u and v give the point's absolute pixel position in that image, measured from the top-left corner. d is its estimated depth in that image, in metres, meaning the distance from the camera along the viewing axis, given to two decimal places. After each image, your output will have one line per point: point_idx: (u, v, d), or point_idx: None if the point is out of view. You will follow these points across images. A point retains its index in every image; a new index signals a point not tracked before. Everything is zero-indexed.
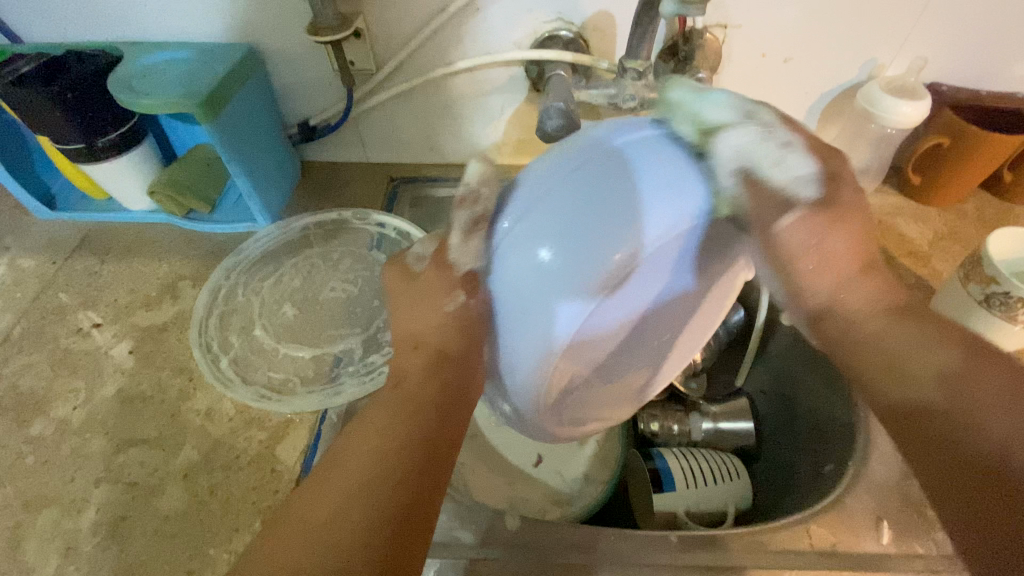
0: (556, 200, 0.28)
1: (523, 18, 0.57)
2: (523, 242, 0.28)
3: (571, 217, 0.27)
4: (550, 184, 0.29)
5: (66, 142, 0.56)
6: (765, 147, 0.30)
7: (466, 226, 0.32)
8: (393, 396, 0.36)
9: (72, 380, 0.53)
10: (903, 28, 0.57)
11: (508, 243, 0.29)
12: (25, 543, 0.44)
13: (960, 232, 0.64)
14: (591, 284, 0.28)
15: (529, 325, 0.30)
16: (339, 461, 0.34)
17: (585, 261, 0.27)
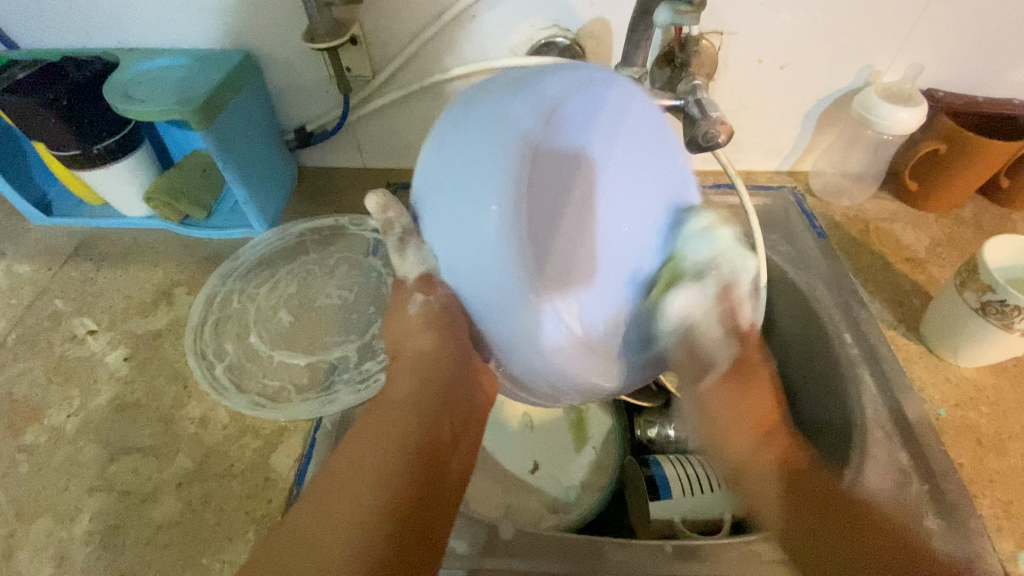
0: (450, 180, 0.31)
1: (518, 25, 0.57)
2: (449, 214, 0.31)
3: (462, 180, 0.30)
4: (434, 177, 0.32)
5: (61, 148, 0.56)
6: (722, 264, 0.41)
7: (395, 248, 0.36)
8: (385, 405, 0.37)
9: (66, 388, 0.53)
10: (899, 35, 0.57)
11: (444, 240, 0.32)
12: (18, 552, 0.44)
13: (957, 238, 0.64)
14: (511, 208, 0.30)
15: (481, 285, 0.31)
16: (357, 459, 0.33)
17: (493, 192, 0.30)
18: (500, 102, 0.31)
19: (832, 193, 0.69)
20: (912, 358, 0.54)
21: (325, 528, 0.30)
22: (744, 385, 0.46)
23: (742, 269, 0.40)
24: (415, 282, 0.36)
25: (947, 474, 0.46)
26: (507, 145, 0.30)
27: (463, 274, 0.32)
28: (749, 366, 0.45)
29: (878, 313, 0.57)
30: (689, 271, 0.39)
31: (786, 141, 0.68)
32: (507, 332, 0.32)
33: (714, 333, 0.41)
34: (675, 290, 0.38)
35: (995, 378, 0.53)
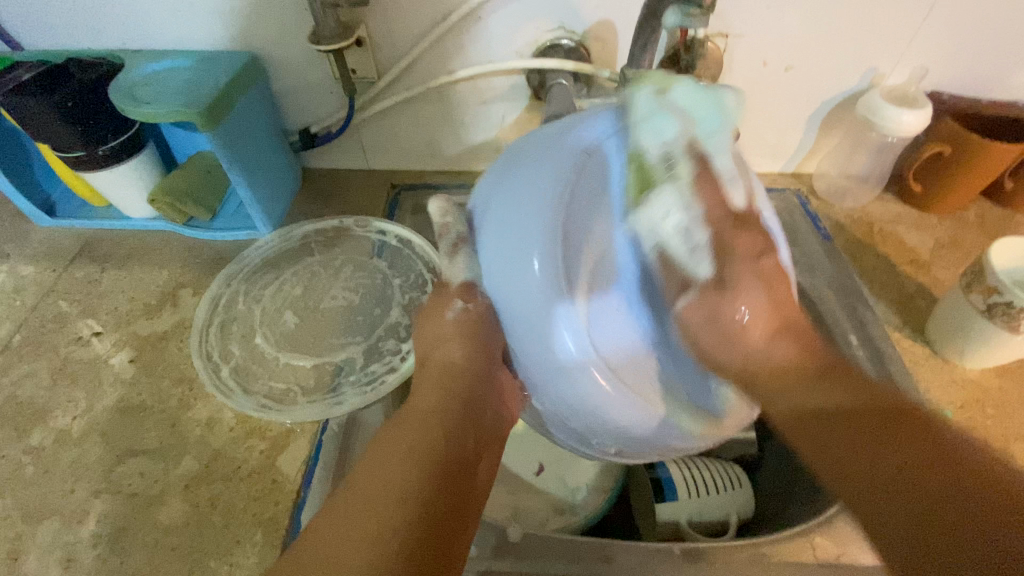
0: (502, 237, 0.37)
1: (524, 27, 0.57)
2: (495, 192, 0.39)
3: (512, 235, 0.36)
4: (490, 230, 0.38)
5: (66, 149, 0.56)
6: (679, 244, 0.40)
7: (449, 252, 0.41)
8: (411, 415, 0.37)
9: (71, 390, 0.53)
10: (904, 37, 0.58)
11: (499, 281, 0.37)
12: (25, 555, 0.44)
13: (961, 240, 0.64)
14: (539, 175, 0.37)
15: (505, 236, 0.37)
16: (390, 462, 0.33)
17: (531, 167, 0.38)
18: (532, 165, 0.38)
19: (836, 196, 0.69)
20: (917, 359, 0.54)
21: (350, 534, 0.30)
22: (721, 287, 0.41)
23: (708, 144, 0.38)
24: (458, 289, 0.41)
25: None
26: (551, 164, 0.38)
27: (513, 314, 0.37)
28: (730, 261, 0.40)
29: (883, 316, 0.58)
30: (657, 167, 0.38)
31: (790, 142, 0.68)
32: (549, 369, 0.36)
33: (701, 234, 0.39)
34: (657, 192, 0.38)
35: (1000, 380, 0.53)
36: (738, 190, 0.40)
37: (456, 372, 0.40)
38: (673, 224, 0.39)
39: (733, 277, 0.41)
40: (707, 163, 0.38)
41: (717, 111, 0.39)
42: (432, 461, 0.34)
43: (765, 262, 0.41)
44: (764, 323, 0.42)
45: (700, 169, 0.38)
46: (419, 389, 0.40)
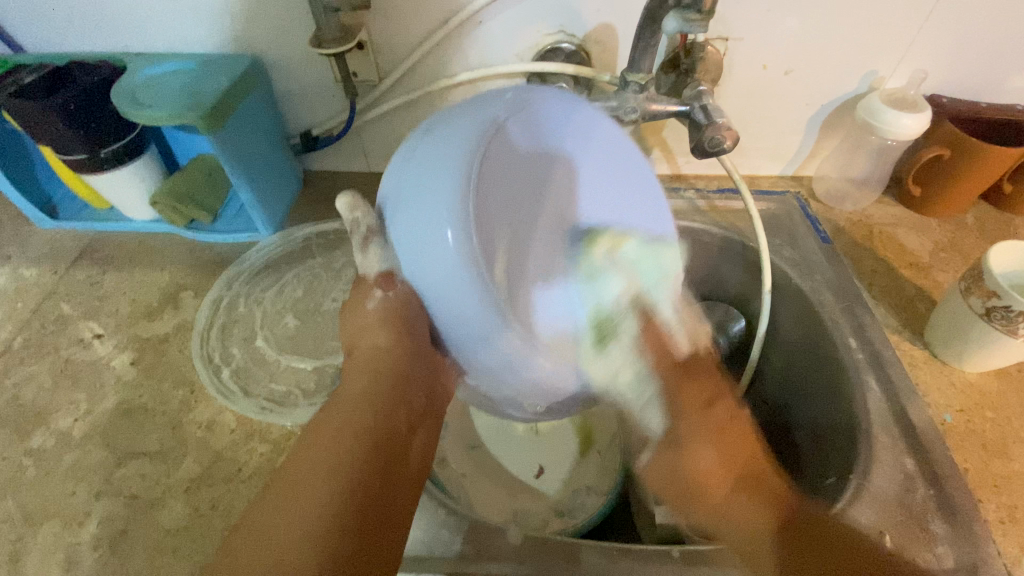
0: (416, 185, 0.32)
1: (524, 31, 0.58)
2: (417, 149, 0.34)
3: (432, 180, 0.31)
4: (407, 176, 0.33)
5: (68, 152, 0.56)
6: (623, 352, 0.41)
7: (361, 246, 0.37)
8: (335, 406, 0.37)
9: (73, 392, 0.53)
10: (903, 41, 0.58)
11: (410, 240, 0.32)
12: (26, 557, 0.44)
13: (960, 243, 0.64)
14: (467, 139, 0.32)
15: (416, 213, 0.32)
16: (307, 464, 0.33)
17: (459, 132, 0.33)
18: (475, 111, 0.34)
19: (836, 199, 0.69)
20: (917, 362, 0.54)
21: (269, 547, 0.30)
22: (675, 448, 0.42)
23: (653, 295, 0.42)
24: (375, 278, 0.37)
25: (952, 479, 0.46)
26: (483, 132, 0.33)
27: (423, 269, 0.32)
28: (683, 420, 0.42)
29: (882, 318, 0.58)
30: (614, 321, 0.40)
31: (789, 145, 0.68)
32: (469, 341, 0.33)
33: (649, 374, 0.42)
34: (611, 343, 0.40)
35: (1000, 383, 0.53)
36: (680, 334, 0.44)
37: (382, 356, 0.38)
38: (626, 367, 0.41)
39: (686, 432, 0.42)
40: (650, 315, 0.42)
41: (658, 270, 0.43)
42: (358, 451, 0.34)
43: (714, 406, 0.43)
44: (716, 454, 0.42)
45: (641, 322, 0.42)
46: (345, 377, 0.39)
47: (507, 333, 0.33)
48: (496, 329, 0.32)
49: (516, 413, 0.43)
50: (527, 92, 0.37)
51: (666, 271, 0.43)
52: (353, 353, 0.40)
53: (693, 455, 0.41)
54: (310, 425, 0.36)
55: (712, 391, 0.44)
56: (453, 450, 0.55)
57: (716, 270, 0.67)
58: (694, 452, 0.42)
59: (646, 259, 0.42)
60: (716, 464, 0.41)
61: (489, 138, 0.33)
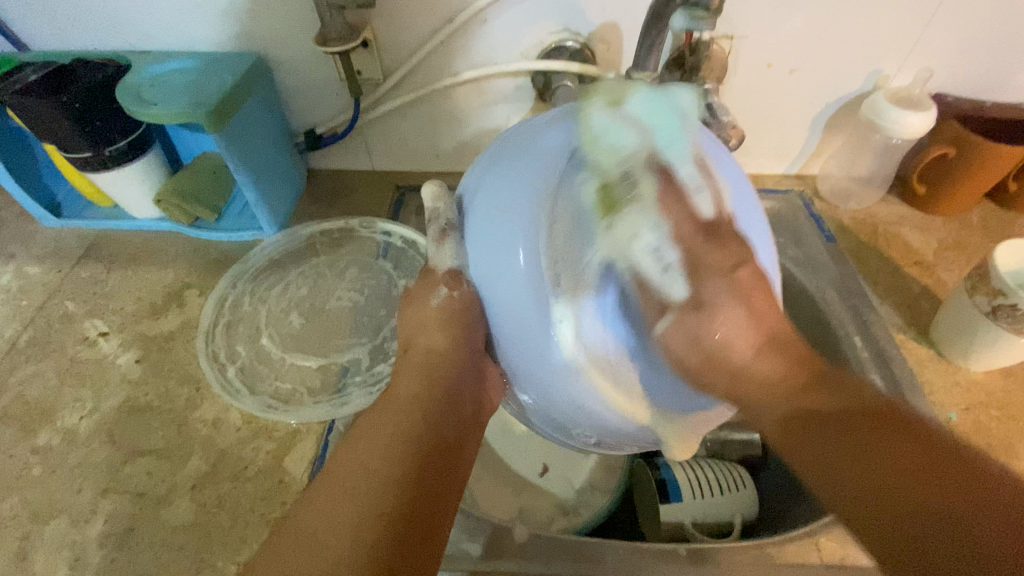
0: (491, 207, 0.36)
1: (529, 29, 0.58)
2: (481, 181, 0.39)
3: (501, 206, 0.35)
4: (481, 203, 0.37)
5: (73, 150, 0.56)
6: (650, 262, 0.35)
7: (436, 239, 0.40)
8: (391, 404, 0.38)
9: (78, 390, 0.53)
10: (909, 40, 0.58)
11: (484, 258, 0.36)
12: (33, 555, 0.44)
13: (965, 242, 0.64)
14: (514, 161, 0.37)
15: (480, 240, 0.37)
16: (360, 455, 0.34)
17: (511, 159, 0.37)
18: (525, 137, 0.38)
19: (840, 197, 0.69)
20: (922, 361, 0.54)
21: (323, 528, 0.31)
22: (699, 309, 0.36)
23: (669, 152, 0.35)
24: (444, 275, 0.40)
25: None
26: (527, 153, 0.37)
27: (494, 283, 0.36)
28: (704, 275, 0.35)
29: (887, 317, 0.58)
30: (621, 194, 0.35)
31: (794, 144, 0.68)
32: (529, 359, 0.35)
33: (671, 249, 0.35)
34: (623, 212, 0.35)
35: (1005, 382, 0.53)
36: (707, 197, 0.35)
37: (437, 359, 0.40)
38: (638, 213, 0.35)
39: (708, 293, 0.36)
40: (668, 173, 0.34)
41: (667, 113, 0.36)
42: (416, 445, 0.35)
43: (746, 268, 0.35)
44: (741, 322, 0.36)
45: (660, 182, 0.34)
46: (399, 378, 0.40)
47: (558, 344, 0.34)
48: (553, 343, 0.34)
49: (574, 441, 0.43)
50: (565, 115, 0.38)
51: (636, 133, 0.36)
52: (409, 350, 0.42)
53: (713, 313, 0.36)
54: (361, 422, 0.37)
55: (742, 254, 0.35)
56: None
57: None
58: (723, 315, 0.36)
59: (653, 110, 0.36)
60: (743, 329, 0.36)
61: (531, 152, 0.37)
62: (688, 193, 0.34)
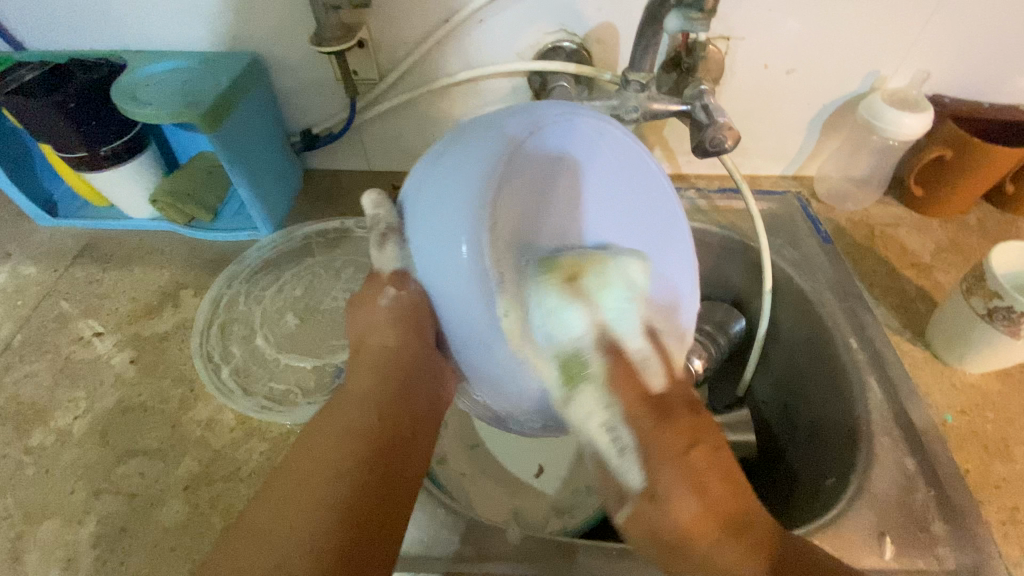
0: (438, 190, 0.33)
1: (524, 30, 0.58)
2: (430, 165, 0.34)
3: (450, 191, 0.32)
4: (430, 183, 0.33)
5: (68, 150, 0.56)
6: (602, 419, 0.33)
7: (377, 242, 0.37)
8: (344, 402, 0.37)
9: (73, 390, 0.53)
10: (905, 41, 0.57)
11: (427, 250, 0.33)
12: (25, 556, 0.44)
13: (962, 244, 0.64)
14: (478, 149, 0.32)
15: (429, 225, 0.33)
16: (310, 455, 0.34)
17: (471, 145, 0.32)
18: (495, 122, 0.33)
19: (837, 199, 0.69)
20: (917, 363, 0.54)
21: (266, 533, 0.31)
22: (654, 502, 0.33)
23: (619, 326, 0.35)
24: (389, 276, 0.38)
25: (953, 481, 0.46)
26: (495, 149, 0.32)
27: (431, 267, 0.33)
28: (659, 464, 0.33)
29: (883, 319, 0.57)
30: (580, 365, 0.34)
31: (791, 145, 0.68)
32: (475, 350, 0.34)
33: (627, 430, 0.33)
34: (578, 387, 0.34)
35: (1001, 384, 0.53)
36: (655, 371, 0.35)
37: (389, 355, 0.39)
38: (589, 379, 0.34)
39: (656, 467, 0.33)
40: (619, 355, 0.34)
41: (626, 310, 0.35)
42: (360, 444, 0.35)
43: (699, 446, 0.34)
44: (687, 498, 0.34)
45: (613, 367, 0.34)
46: (353, 375, 0.39)
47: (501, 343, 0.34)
48: (498, 338, 0.34)
49: (523, 430, 0.42)
50: (533, 105, 0.35)
51: (585, 313, 0.34)
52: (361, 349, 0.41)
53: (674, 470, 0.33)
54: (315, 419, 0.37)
55: (693, 430, 0.35)
56: (452, 451, 0.54)
57: (717, 271, 0.68)
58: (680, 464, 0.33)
59: (609, 293, 0.35)
60: (699, 513, 0.32)
61: (503, 145, 0.32)
62: (637, 368, 0.34)
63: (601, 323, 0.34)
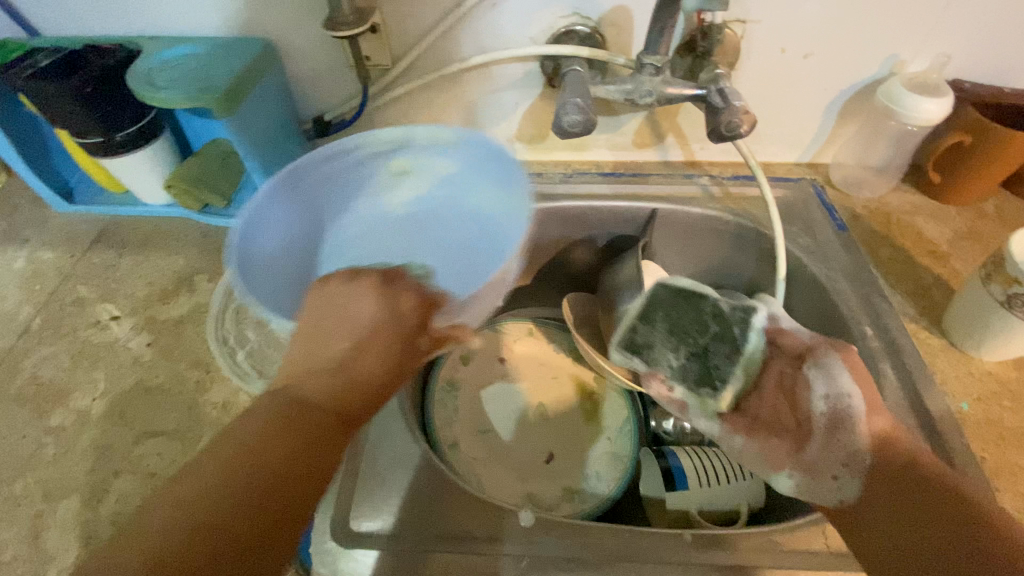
0: (488, 178, 0.50)
1: (538, 13, 0.57)
2: (476, 207, 0.53)
3: (460, 190, 0.53)
4: (481, 177, 0.51)
5: (85, 135, 0.57)
6: (731, 313, 0.47)
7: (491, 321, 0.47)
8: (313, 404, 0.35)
9: (91, 372, 0.54)
10: (925, 24, 0.56)
11: (480, 212, 0.53)
12: (46, 533, 0.45)
13: (979, 232, 0.63)
14: (484, 179, 0.50)
15: (488, 244, 0.52)
16: (254, 438, 0.33)
17: (484, 177, 0.50)
18: (493, 156, 0.47)
19: (853, 186, 0.68)
20: (934, 352, 0.54)
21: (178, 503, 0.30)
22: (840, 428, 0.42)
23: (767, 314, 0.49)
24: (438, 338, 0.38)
25: (969, 468, 0.46)
26: (466, 167, 0.51)
27: (474, 219, 0.53)
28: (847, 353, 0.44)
29: (899, 307, 0.57)
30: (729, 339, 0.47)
31: (806, 131, 0.67)
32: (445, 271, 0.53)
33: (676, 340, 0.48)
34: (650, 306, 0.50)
35: (1018, 372, 0.53)
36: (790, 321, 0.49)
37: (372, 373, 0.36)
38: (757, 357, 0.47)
39: (757, 409, 0.46)
40: (709, 339, 0.47)
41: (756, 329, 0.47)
42: (285, 446, 0.33)
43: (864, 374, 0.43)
44: (761, 454, 0.44)
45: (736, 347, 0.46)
46: (358, 364, 0.36)
47: (476, 254, 0.53)
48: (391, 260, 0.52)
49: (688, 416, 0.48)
50: (476, 143, 0.48)
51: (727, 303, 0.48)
52: (346, 330, 0.36)
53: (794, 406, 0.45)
54: (285, 396, 0.35)
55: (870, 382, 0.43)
56: (464, 434, 0.57)
57: (728, 259, 0.69)
58: (805, 420, 0.44)
59: (445, 139, 0.48)
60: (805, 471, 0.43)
61: (472, 169, 0.51)
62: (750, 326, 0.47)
63: (350, 165, 0.49)
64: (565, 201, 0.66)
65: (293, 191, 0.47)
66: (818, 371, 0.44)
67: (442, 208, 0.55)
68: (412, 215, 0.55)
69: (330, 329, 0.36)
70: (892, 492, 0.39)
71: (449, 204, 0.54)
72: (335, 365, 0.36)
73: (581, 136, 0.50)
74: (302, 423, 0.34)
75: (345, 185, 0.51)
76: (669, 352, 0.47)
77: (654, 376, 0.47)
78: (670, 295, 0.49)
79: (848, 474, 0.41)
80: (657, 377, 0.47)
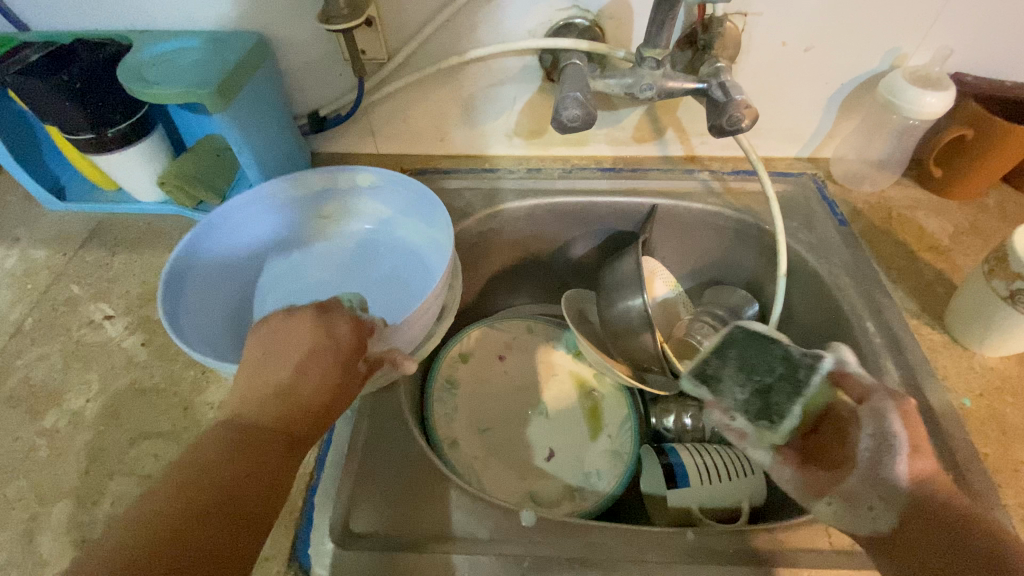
0: (413, 214, 0.57)
1: (536, 6, 0.56)
2: (405, 243, 0.58)
3: (391, 228, 0.59)
4: (408, 214, 0.57)
5: (75, 132, 0.56)
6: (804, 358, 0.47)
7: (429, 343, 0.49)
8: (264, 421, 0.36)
9: (85, 373, 0.53)
10: (928, 17, 0.56)
11: (408, 246, 0.58)
12: (40, 537, 0.44)
13: (981, 226, 0.63)
14: (411, 214, 0.57)
15: (415, 273, 0.56)
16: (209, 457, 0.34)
17: (410, 214, 0.57)
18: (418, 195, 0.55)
19: (853, 180, 0.68)
20: (936, 347, 0.53)
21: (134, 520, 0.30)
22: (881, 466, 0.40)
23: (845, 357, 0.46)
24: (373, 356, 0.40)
25: (971, 464, 0.46)
26: (396, 208, 0.58)
27: (402, 252, 0.57)
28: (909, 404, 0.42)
29: (901, 302, 0.57)
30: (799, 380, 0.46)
31: (807, 125, 0.66)
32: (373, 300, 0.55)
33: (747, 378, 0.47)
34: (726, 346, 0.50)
35: (1020, 367, 0.52)
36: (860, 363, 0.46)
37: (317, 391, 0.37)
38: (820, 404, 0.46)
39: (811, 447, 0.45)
40: (782, 381, 0.46)
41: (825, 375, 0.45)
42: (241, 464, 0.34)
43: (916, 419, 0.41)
44: (804, 481, 0.43)
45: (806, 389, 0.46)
46: (304, 380, 0.37)
47: (405, 285, 0.55)
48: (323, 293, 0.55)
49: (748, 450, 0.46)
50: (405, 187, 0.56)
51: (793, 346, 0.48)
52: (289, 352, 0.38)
53: (850, 442, 0.43)
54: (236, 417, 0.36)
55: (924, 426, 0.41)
56: (464, 433, 0.57)
57: (728, 255, 0.68)
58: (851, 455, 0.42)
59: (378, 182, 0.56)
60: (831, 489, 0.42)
61: (402, 209, 0.58)
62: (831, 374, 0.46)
63: (297, 207, 0.57)
64: (564, 197, 0.66)
65: (220, 229, 0.52)
66: (869, 412, 0.42)
67: (374, 245, 0.59)
68: (343, 252, 0.59)
69: (275, 355, 0.38)
70: (934, 529, 0.38)
71: (373, 241, 0.59)
72: (282, 384, 0.37)
73: (581, 131, 0.50)
74: (254, 445, 0.35)
75: (272, 224, 0.57)
76: (737, 387, 0.47)
77: (716, 407, 0.47)
78: (746, 335, 0.49)
79: (883, 506, 0.40)
80: (718, 407, 0.46)
